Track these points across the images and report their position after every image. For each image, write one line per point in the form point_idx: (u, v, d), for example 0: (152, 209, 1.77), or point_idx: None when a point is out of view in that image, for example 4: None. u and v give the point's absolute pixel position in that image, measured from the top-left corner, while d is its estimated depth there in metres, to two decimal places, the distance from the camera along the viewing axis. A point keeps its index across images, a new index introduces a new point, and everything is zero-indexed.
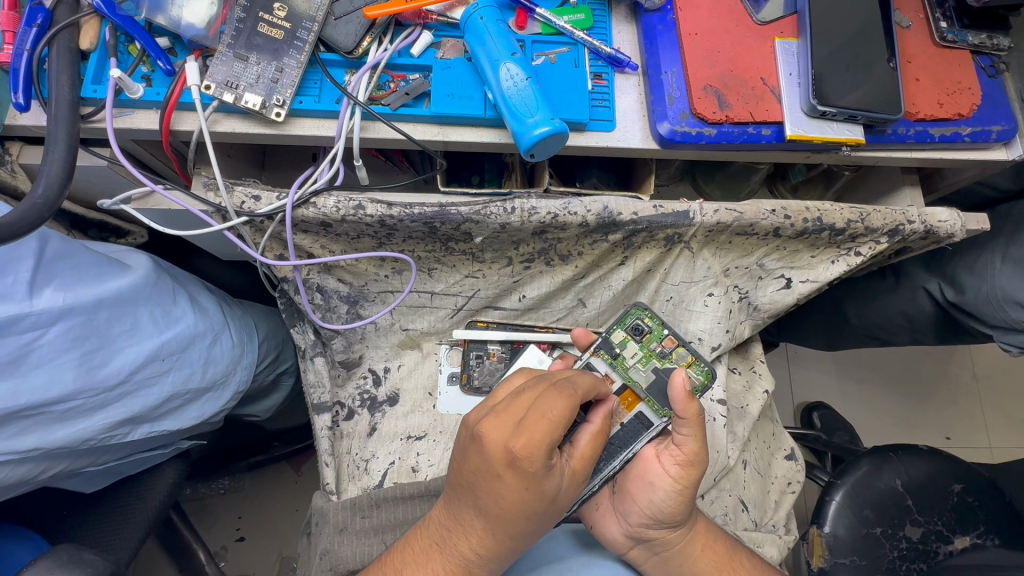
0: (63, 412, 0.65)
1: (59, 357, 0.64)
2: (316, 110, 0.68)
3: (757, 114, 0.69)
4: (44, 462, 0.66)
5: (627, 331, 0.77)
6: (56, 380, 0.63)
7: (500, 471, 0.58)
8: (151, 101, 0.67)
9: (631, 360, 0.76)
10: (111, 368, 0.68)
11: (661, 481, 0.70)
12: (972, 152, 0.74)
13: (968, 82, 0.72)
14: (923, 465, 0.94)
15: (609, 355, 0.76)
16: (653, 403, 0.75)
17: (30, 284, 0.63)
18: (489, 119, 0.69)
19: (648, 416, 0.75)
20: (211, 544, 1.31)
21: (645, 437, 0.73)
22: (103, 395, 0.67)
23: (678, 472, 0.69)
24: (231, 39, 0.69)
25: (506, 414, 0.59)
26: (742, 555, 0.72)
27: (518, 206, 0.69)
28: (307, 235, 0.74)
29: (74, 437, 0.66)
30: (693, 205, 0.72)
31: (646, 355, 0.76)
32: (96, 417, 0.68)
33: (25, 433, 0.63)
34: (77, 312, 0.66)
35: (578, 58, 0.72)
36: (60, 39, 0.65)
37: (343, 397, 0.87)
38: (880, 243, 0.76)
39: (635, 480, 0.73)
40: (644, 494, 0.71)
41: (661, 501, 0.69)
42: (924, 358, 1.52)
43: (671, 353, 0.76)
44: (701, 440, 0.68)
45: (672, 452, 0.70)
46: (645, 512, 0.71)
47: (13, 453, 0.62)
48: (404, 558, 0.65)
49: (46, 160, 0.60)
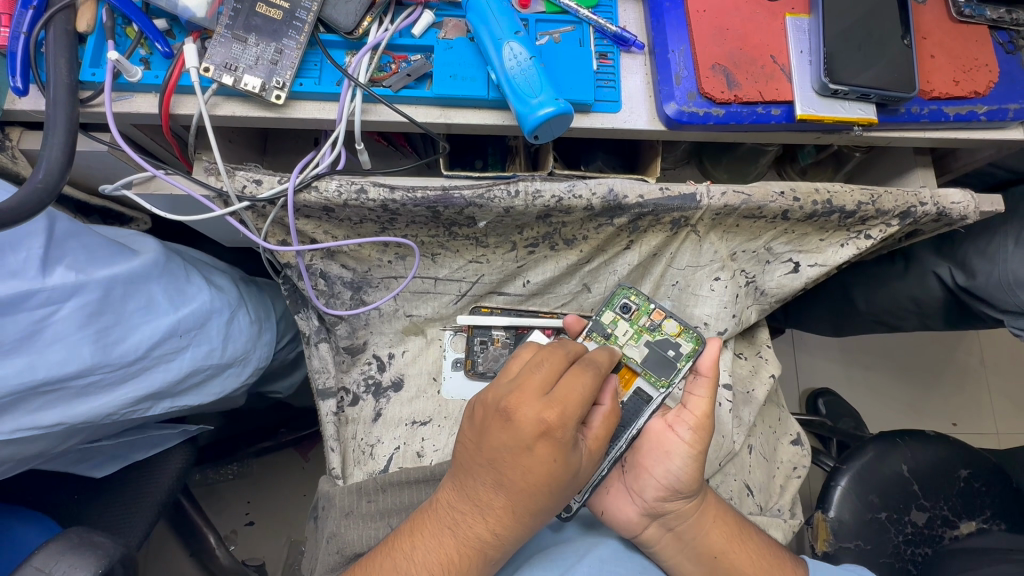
0: (82, 387, 0.65)
1: (75, 334, 0.64)
2: (316, 92, 0.67)
3: (767, 94, 0.67)
4: (66, 435, 0.67)
5: (616, 310, 0.78)
6: (74, 355, 0.64)
7: (527, 443, 0.59)
8: (149, 85, 0.66)
9: (623, 338, 0.77)
10: (127, 345, 0.68)
11: (676, 448, 0.71)
12: (988, 131, 0.72)
13: (986, 59, 0.70)
14: (930, 450, 0.93)
15: (601, 338, 0.77)
16: (650, 376, 0.76)
17: (42, 261, 0.63)
18: (492, 100, 0.67)
19: (648, 391, 0.75)
20: (221, 527, 1.33)
21: (647, 412, 0.73)
22: (122, 371, 0.68)
23: (692, 436, 0.70)
24: (230, 20, 0.68)
25: (529, 389, 0.61)
26: (750, 530, 0.73)
27: (521, 188, 0.68)
28: (309, 220, 0.73)
29: (95, 411, 0.66)
30: (700, 188, 0.70)
31: (637, 331, 0.77)
32: (115, 392, 0.68)
33: (45, 408, 0.63)
34: (92, 288, 0.66)
35: (583, 37, 0.71)
36: (56, 21, 0.63)
37: (348, 382, 0.88)
38: (891, 226, 0.75)
39: (650, 452, 0.73)
40: (659, 464, 0.72)
41: (679, 469, 0.69)
42: (931, 344, 1.51)
43: (660, 325, 0.77)
44: (714, 400, 0.70)
45: (684, 418, 0.71)
46: (662, 482, 0.71)
47: (36, 428, 0.63)
48: (414, 542, 0.63)
49: (45, 145, 0.59)
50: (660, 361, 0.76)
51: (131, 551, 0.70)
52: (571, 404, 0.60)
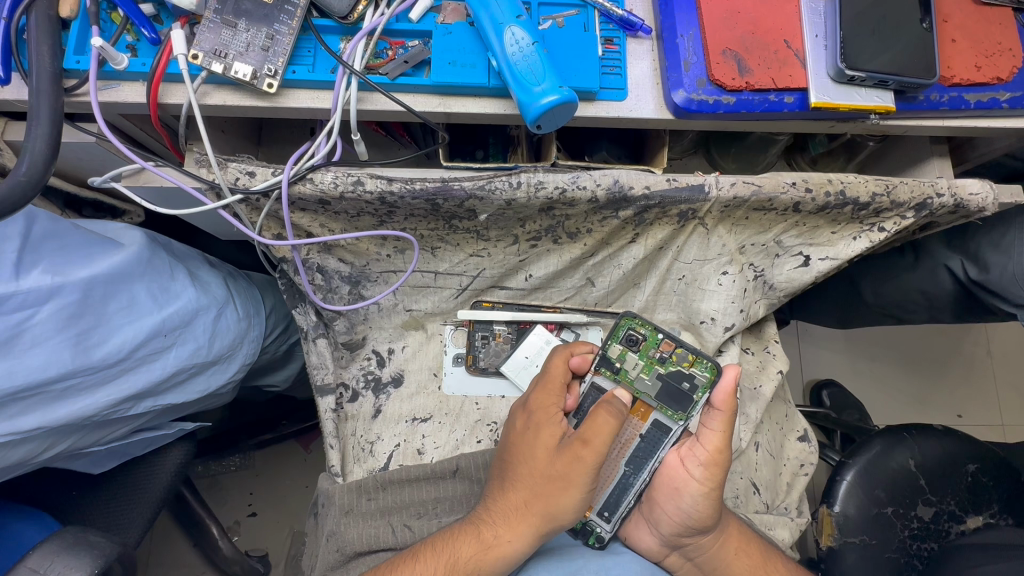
0: (62, 391, 0.64)
1: (53, 337, 0.62)
2: (310, 80, 0.65)
3: (780, 81, 0.64)
4: (47, 439, 0.65)
5: (622, 343, 0.74)
6: (53, 360, 0.62)
7: (524, 416, 0.70)
8: (137, 73, 0.64)
9: (634, 371, 0.74)
10: (109, 347, 0.66)
11: (686, 486, 0.70)
12: (1010, 119, 0.69)
13: (1010, 43, 0.67)
14: (938, 446, 0.91)
15: (611, 372, 0.74)
16: (666, 410, 0.73)
17: (16, 265, 0.62)
18: (494, 88, 0.65)
19: (665, 423, 0.73)
20: (224, 519, 1.32)
21: (666, 445, 0.72)
22: (103, 373, 0.66)
23: (703, 473, 0.69)
24: (219, 4, 0.65)
25: (530, 387, 0.73)
26: (775, 559, 0.72)
27: (524, 180, 0.66)
28: (305, 213, 0.71)
29: (77, 414, 0.65)
30: (709, 178, 0.68)
31: (647, 364, 0.73)
32: (97, 394, 0.67)
33: (25, 413, 0.62)
34: (70, 291, 0.64)
35: (587, 22, 0.68)
36: (39, 5, 0.61)
37: (347, 378, 0.86)
38: (906, 218, 0.72)
39: (664, 485, 0.73)
40: (671, 501, 0.72)
41: (689, 506, 0.69)
42: (938, 336, 1.49)
43: (670, 357, 0.72)
44: (728, 433, 0.68)
45: (696, 454, 0.70)
46: (676, 519, 0.71)
47: (14, 434, 0.61)
48: (454, 543, 0.64)
49: (28, 137, 0.57)
50: (675, 394, 0.72)
51: (128, 550, 0.69)
52: (555, 391, 0.70)
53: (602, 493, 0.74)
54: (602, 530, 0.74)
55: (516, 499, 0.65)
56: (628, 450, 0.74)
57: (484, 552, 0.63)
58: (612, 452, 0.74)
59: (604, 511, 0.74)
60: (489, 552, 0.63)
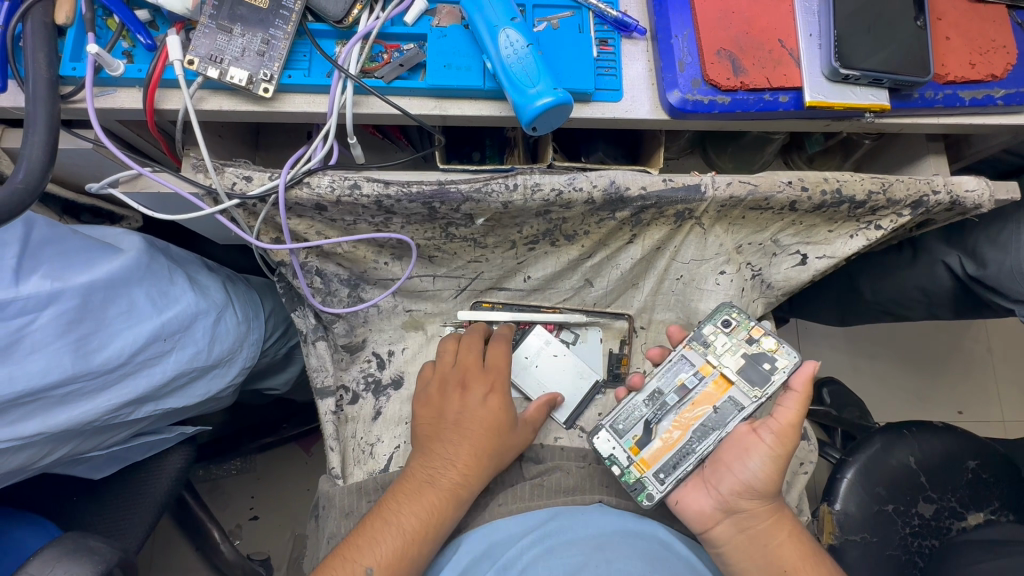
0: (62, 396, 0.64)
1: (53, 343, 0.63)
2: (306, 85, 0.65)
3: (775, 80, 0.64)
4: (48, 445, 0.65)
5: (717, 323, 0.77)
6: (53, 365, 0.62)
7: (450, 370, 0.79)
8: (133, 79, 0.64)
9: (721, 349, 0.76)
10: (109, 352, 0.67)
11: (756, 447, 0.68)
12: (1005, 116, 0.69)
13: (1003, 40, 0.67)
14: (938, 442, 0.91)
15: (702, 346, 0.77)
16: (745, 386, 0.74)
17: (16, 271, 0.62)
18: (489, 91, 0.65)
19: (739, 399, 0.74)
20: (225, 523, 1.32)
21: (737, 418, 0.72)
22: (103, 377, 0.66)
23: (774, 440, 0.67)
24: (214, 10, 0.65)
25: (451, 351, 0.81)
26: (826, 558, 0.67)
27: (520, 182, 0.66)
28: (302, 218, 0.71)
29: (77, 419, 0.65)
30: (705, 178, 0.68)
31: (736, 344, 0.75)
32: (98, 399, 0.67)
33: (25, 419, 0.62)
34: (69, 296, 0.64)
35: (582, 23, 0.68)
36: (34, 13, 0.61)
37: (347, 380, 0.86)
38: (902, 216, 0.72)
39: (730, 448, 0.70)
40: (738, 460, 0.69)
41: (757, 468, 0.67)
42: (938, 333, 1.49)
43: (758, 340, 0.74)
44: (803, 413, 0.67)
45: (768, 422, 0.68)
46: (738, 478, 0.68)
47: (15, 439, 0.61)
48: (405, 492, 0.67)
49: (26, 143, 0.57)
50: (756, 372, 0.73)
51: (129, 555, 0.69)
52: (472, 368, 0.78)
53: (663, 453, 0.74)
54: (654, 489, 0.73)
55: (456, 439, 0.71)
56: (698, 419, 0.74)
57: (416, 500, 0.66)
58: (684, 415, 0.75)
59: (660, 472, 0.73)
60: (440, 484, 0.68)
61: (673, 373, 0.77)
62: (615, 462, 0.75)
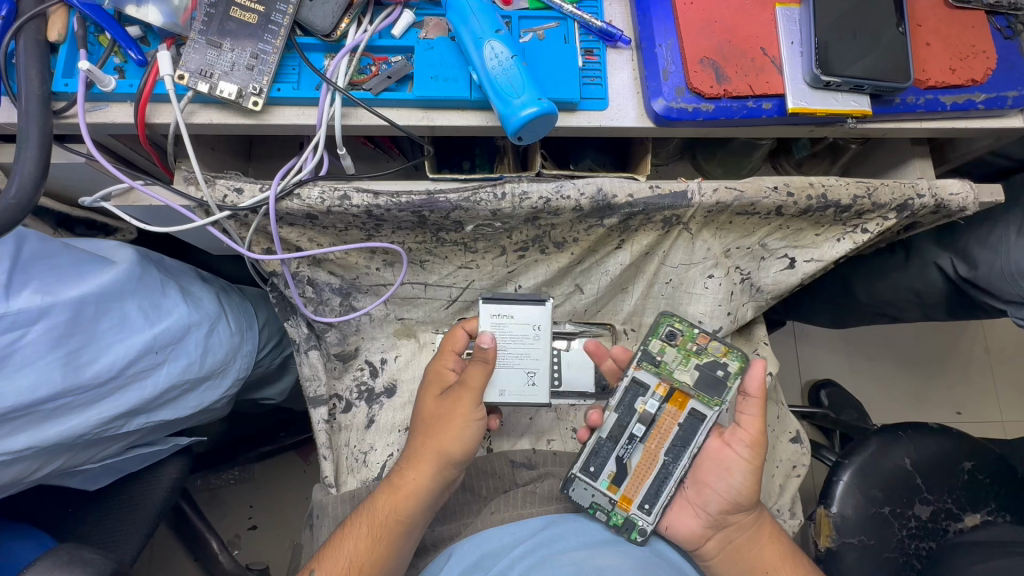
0: (53, 410, 0.65)
1: (43, 357, 0.63)
2: (295, 98, 0.66)
3: (757, 87, 0.65)
4: (39, 459, 0.66)
5: (662, 338, 0.76)
6: (44, 380, 0.63)
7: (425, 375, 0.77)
8: (124, 94, 0.65)
9: (673, 364, 0.75)
10: (100, 365, 0.67)
11: (736, 465, 0.69)
12: (988, 120, 0.70)
13: (983, 45, 0.68)
14: (934, 444, 0.92)
15: (653, 366, 0.75)
16: (703, 397, 0.73)
17: (6, 287, 0.62)
18: (475, 101, 0.66)
19: (701, 411, 0.74)
20: (224, 532, 1.32)
21: (704, 431, 0.72)
22: (94, 392, 0.67)
23: (750, 453, 0.68)
24: (203, 25, 0.66)
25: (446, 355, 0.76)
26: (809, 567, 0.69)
27: (508, 190, 0.67)
28: (293, 228, 0.72)
29: (68, 433, 0.66)
30: (691, 185, 0.69)
31: (685, 356, 0.75)
32: (88, 412, 0.67)
33: (15, 433, 0.62)
34: (60, 310, 0.65)
35: (568, 34, 0.69)
36: (26, 30, 0.62)
37: (340, 389, 0.87)
38: (888, 219, 0.73)
39: (710, 466, 0.72)
40: (721, 480, 0.70)
41: (740, 484, 0.68)
42: (934, 334, 1.49)
43: (707, 348, 0.74)
44: (765, 417, 0.69)
45: (739, 435, 0.70)
46: (725, 497, 0.69)
47: (5, 454, 0.62)
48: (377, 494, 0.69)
49: (19, 158, 0.58)
50: (711, 381, 0.73)
51: (124, 566, 0.69)
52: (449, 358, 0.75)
53: (641, 485, 0.72)
54: (644, 522, 0.71)
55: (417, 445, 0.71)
56: (667, 440, 0.73)
57: (377, 494, 0.69)
58: (652, 443, 0.74)
59: (644, 504, 0.72)
60: (399, 491, 0.68)
61: (631, 400, 0.75)
62: (599, 508, 0.72)
